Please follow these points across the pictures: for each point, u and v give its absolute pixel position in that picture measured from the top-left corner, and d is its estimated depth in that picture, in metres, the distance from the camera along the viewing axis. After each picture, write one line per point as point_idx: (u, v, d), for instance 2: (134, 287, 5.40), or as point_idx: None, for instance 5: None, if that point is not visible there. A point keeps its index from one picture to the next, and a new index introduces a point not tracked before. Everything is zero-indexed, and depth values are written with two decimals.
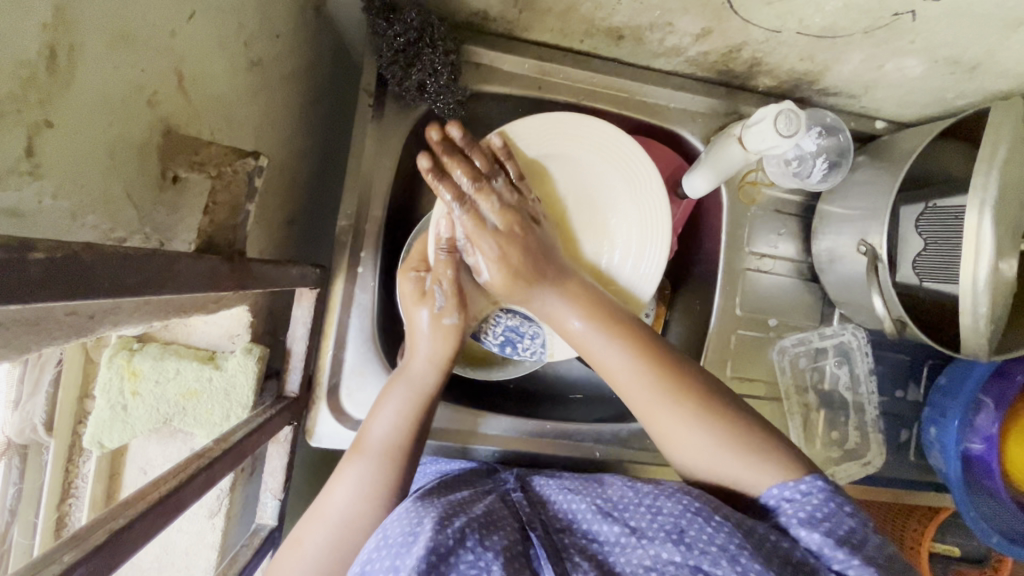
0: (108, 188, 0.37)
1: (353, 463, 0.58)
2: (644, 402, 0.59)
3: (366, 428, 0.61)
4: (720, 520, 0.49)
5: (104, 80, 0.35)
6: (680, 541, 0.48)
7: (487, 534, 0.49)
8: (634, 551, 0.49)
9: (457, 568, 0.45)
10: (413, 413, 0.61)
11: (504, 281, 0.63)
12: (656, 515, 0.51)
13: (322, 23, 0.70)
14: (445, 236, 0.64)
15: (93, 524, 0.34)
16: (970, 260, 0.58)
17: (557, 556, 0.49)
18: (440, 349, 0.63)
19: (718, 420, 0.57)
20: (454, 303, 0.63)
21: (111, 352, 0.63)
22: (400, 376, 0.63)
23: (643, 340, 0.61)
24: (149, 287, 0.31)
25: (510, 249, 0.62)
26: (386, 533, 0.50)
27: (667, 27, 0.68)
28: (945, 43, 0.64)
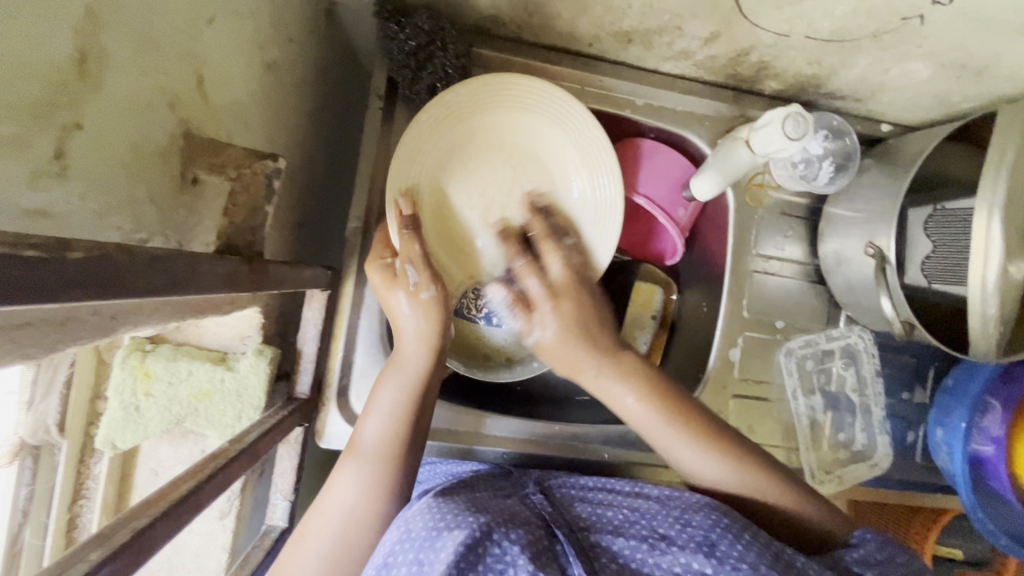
0: (132, 190, 0.37)
1: (348, 464, 0.58)
2: (662, 437, 0.61)
3: (358, 429, 0.61)
4: (750, 539, 0.51)
5: (130, 84, 0.35)
6: (711, 553, 0.50)
7: (512, 529, 0.50)
8: (663, 555, 0.50)
9: (486, 560, 0.46)
10: (407, 402, 0.61)
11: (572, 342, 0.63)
12: (686, 526, 0.53)
13: (333, 27, 0.71)
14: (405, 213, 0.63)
15: (117, 523, 0.35)
16: (979, 262, 0.58)
17: (586, 556, 0.50)
18: (425, 326, 0.63)
19: (715, 440, 0.61)
20: (429, 276, 0.63)
21: (124, 353, 0.63)
22: (392, 364, 0.63)
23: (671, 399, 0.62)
24: (176, 287, 0.31)
25: (568, 309, 0.63)
26: (409, 527, 0.50)
27: (676, 31, 0.69)
28: (952, 48, 0.64)
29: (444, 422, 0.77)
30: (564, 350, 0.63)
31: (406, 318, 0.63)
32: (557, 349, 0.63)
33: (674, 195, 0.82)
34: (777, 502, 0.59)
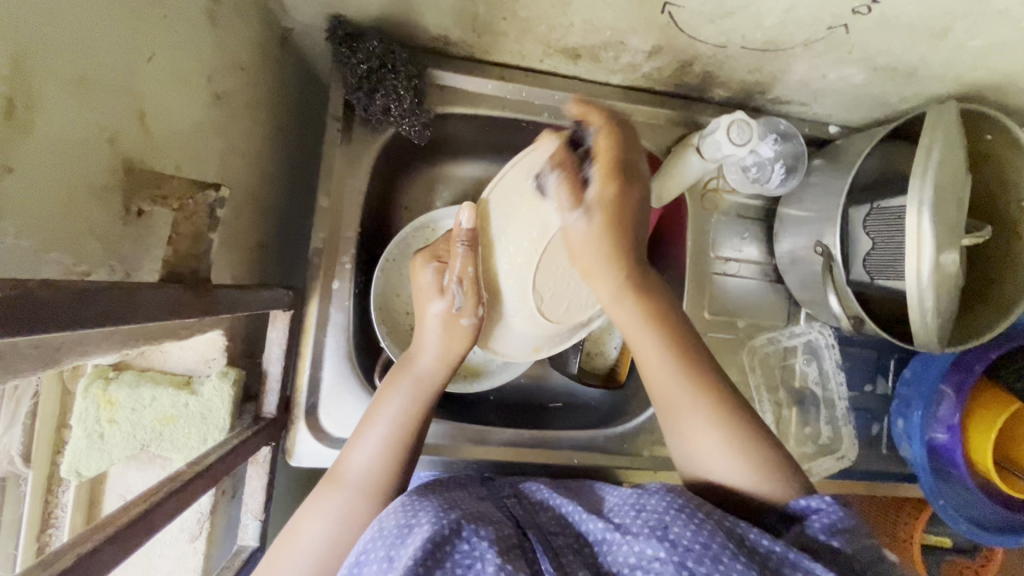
0: (71, 225, 0.39)
1: (331, 495, 0.58)
2: (660, 376, 0.64)
3: (344, 460, 0.61)
4: (702, 518, 0.50)
5: (62, 125, 0.37)
6: (663, 537, 0.49)
7: (482, 526, 0.51)
8: (620, 548, 0.50)
9: (453, 556, 0.47)
10: (417, 408, 0.63)
11: (600, 222, 0.59)
12: (642, 513, 0.53)
13: (288, 52, 0.73)
14: (465, 228, 0.60)
15: (63, 548, 0.35)
16: (912, 257, 0.61)
17: (554, 555, 0.51)
18: (449, 344, 0.64)
19: (725, 410, 0.61)
20: (472, 302, 0.62)
21: (87, 381, 0.64)
22: (404, 372, 0.65)
23: (693, 366, 0.63)
24: (109, 320, 0.33)
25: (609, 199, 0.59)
26: (383, 525, 0.52)
27: (620, 45, 0.71)
28: (881, 53, 0.67)
29: None
30: (587, 250, 0.60)
31: (433, 329, 0.65)
32: (580, 249, 0.60)
33: None
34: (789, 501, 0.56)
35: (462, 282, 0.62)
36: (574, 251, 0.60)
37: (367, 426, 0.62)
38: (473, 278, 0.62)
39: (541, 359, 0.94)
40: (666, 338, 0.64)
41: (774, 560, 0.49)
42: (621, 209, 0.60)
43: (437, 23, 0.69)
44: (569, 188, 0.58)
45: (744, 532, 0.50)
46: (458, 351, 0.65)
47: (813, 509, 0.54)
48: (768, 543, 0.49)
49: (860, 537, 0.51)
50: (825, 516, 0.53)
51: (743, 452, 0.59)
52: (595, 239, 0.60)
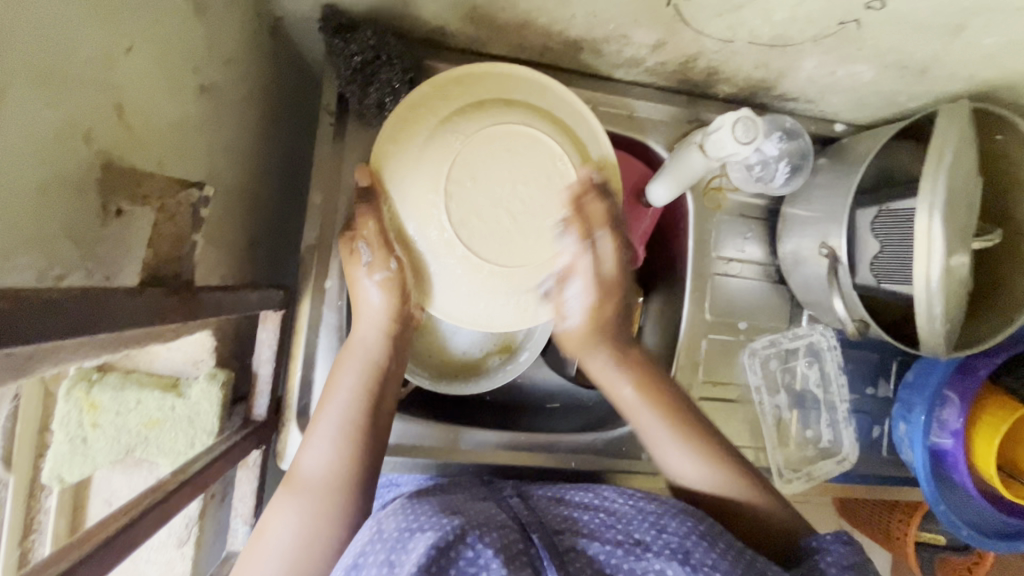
0: (42, 225, 0.36)
1: (291, 497, 0.57)
2: (642, 422, 0.67)
3: (298, 460, 0.59)
4: (724, 547, 0.51)
5: (32, 120, 0.35)
6: (685, 561, 0.49)
7: (487, 532, 0.49)
8: (637, 561, 0.50)
9: (458, 563, 0.46)
10: (366, 385, 0.62)
11: (585, 331, 0.67)
12: (662, 533, 0.52)
13: (280, 43, 0.70)
14: (361, 185, 0.59)
15: (35, 570, 0.33)
16: (922, 261, 0.59)
17: (560, 561, 0.49)
18: (384, 306, 0.63)
19: (680, 420, 0.66)
20: (382, 253, 0.61)
21: (70, 384, 0.62)
22: (349, 348, 0.64)
23: (678, 416, 0.66)
24: (80, 331, 0.31)
25: (607, 310, 0.67)
26: (380, 528, 0.51)
27: (623, 39, 0.69)
28: (892, 50, 0.65)
29: (411, 438, 0.77)
30: (590, 343, 0.67)
31: (368, 301, 0.64)
32: (584, 338, 0.67)
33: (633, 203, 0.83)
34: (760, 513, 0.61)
35: (372, 241, 0.61)
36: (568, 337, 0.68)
37: (319, 418, 0.61)
38: (379, 232, 0.60)
39: (538, 359, 0.93)
40: (653, 393, 0.67)
41: None
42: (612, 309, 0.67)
43: (434, 14, 0.66)
44: (592, 281, 0.64)
45: (760, 564, 0.51)
46: (396, 317, 0.64)
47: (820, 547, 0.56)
48: None
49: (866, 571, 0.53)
50: (831, 553, 0.54)
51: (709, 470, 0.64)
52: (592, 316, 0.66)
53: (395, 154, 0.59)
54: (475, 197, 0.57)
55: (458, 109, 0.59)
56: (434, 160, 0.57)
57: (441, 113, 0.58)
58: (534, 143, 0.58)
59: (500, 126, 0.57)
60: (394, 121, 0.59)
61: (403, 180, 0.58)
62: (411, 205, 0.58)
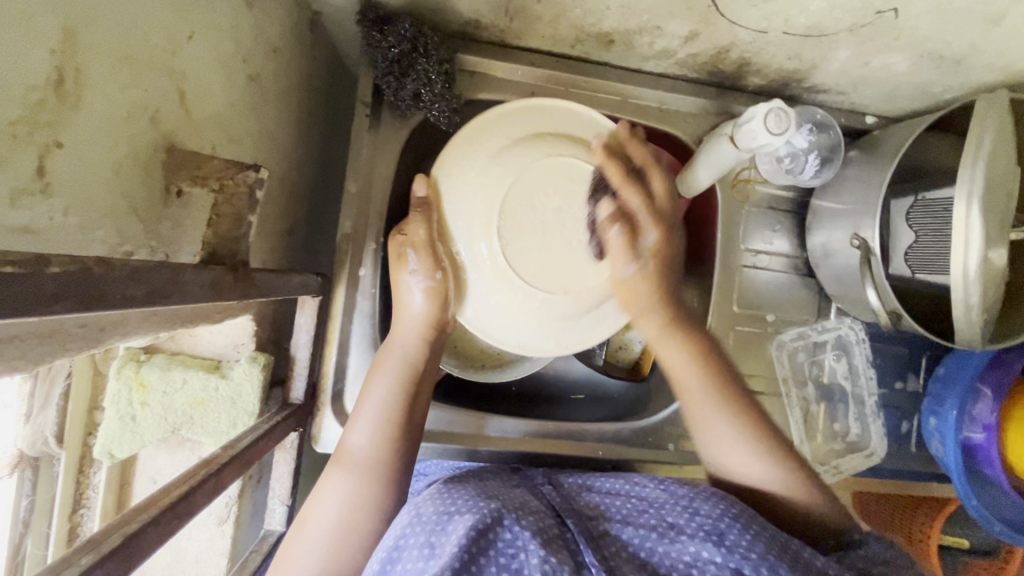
0: (113, 202, 0.38)
1: (337, 475, 0.59)
2: (698, 413, 0.64)
3: (345, 438, 0.62)
4: (758, 530, 0.50)
5: (108, 102, 0.36)
6: (720, 543, 0.49)
7: (522, 517, 0.50)
8: (672, 544, 0.50)
9: (496, 545, 0.46)
10: (401, 387, 0.63)
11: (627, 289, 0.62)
12: (695, 515, 0.52)
13: (318, 36, 0.72)
14: (416, 196, 0.62)
15: (108, 529, 0.35)
16: (960, 250, 0.59)
17: (595, 544, 0.50)
18: (424, 313, 0.63)
19: (743, 414, 0.63)
20: (430, 265, 0.62)
21: (121, 363, 0.64)
22: (388, 349, 0.65)
23: (740, 409, 0.64)
24: (156, 299, 0.32)
25: (654, 258, 0.63)
26: (419, 511, 0.52)
27: (656, 30, 0.69)
28: (929, 40, 0.65)
29: (442, 424, 0.78)
30: (639, 294, 0.63)
31: (411, 305, 0.64)
32: (632, 292, 0.63)
33: None
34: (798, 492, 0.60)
35: (422, 248, 0.61)
36: (625, 300, 0.64)
37: (362, 404, 0.63)
38: (426, 242, 0.61)
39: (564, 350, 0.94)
40: (718, 378, 0.65)
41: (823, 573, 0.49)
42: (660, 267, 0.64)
43: (470, 7, 0.67)
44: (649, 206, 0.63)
45: (804, 554, 0.50)
46: (436, 324, 0.64)
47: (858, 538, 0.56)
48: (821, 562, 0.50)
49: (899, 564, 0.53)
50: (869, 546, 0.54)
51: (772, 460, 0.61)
52: (643, 282, 0.63)
53: (455, 173, 0.61)
54: (523, 218, 0.56)
55: (519, 137, 0.60)
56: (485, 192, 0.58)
57: (511, 138, 0.60)
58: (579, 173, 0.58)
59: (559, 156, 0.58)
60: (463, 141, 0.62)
61: (456, 200, 0.60)
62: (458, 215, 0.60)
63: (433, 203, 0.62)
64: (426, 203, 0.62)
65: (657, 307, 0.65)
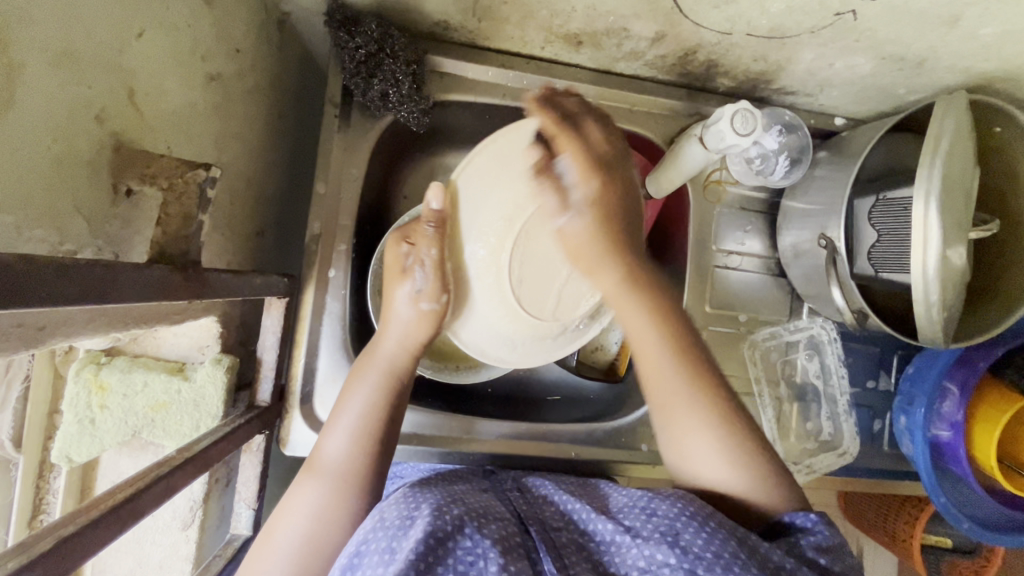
0: (55, 201, 0.38)
1: (308, 484, 0.58)
2: (662, 379, 0.61)
3: (320, 447, 0.61)
4: (715, 526, 0.50)
5: (45, 99, 0.36)
6: (675, 543, 0.48)
7: (484, 524, 0.50)
8: (629, 551, 0.50)
9: (455, 553, 0.46)
10: (382, 401, 0.62)
11: (583, 232, 0.59)
12: (651, 517, 0.52)
13: (286, 36, 0.72)
14: (432, 208, 0.62)
15: (44, 530, 0.34)
16: (918, 250, 0.59)
17: (557, 553, 0.50)
18: (416, 331, 0.64)
19: (708, 390, 0.60)
20: (436, 286, 0.63)
21: (80, 366, 0.64)
22: (370, 359, 0.64)
23: (706, 382, 0.61)
24: (89, 297, 0.32)
25: (602, 207, 0.59)
26: (383, 516, 0.51)
27: (623, 32, 0.70)
28: (889, 41, 0.66)
29: (414, 426, 0.78)
30: (587, 249, 0.60)
31: (400, 317, 0.64)
32: (580, 245, 0.60)
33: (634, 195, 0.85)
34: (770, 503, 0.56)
35: (430, 267, 0.62)
36: (568, 247, 0.60)
37: (337, 415, 0.62)
38: (437, 261, 0.62)
39: None
40: (681, 350, 0.61)
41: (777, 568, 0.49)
42: (607, 220, 0.59)
43: (436, 7, 0.67)
44: (583, 158, 0.58)
45: (756, 543, 0.50)
46: (423, 341, 0.64)
47: (801, 526, 0.54)
48: (777, 557, 0.50)
49: (843, 556, 0.52)
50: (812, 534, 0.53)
51: (725, 445, 0.59)
52: (591, 236, 0.59)
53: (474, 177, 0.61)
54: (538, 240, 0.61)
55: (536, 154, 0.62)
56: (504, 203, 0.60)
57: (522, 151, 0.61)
58: None
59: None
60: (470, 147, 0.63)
61: (473, 210, 0.61)
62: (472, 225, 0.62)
63: (447, 217, 0.62)
64: (440, 215, 0.62)
65: (614, 256, 0.60)
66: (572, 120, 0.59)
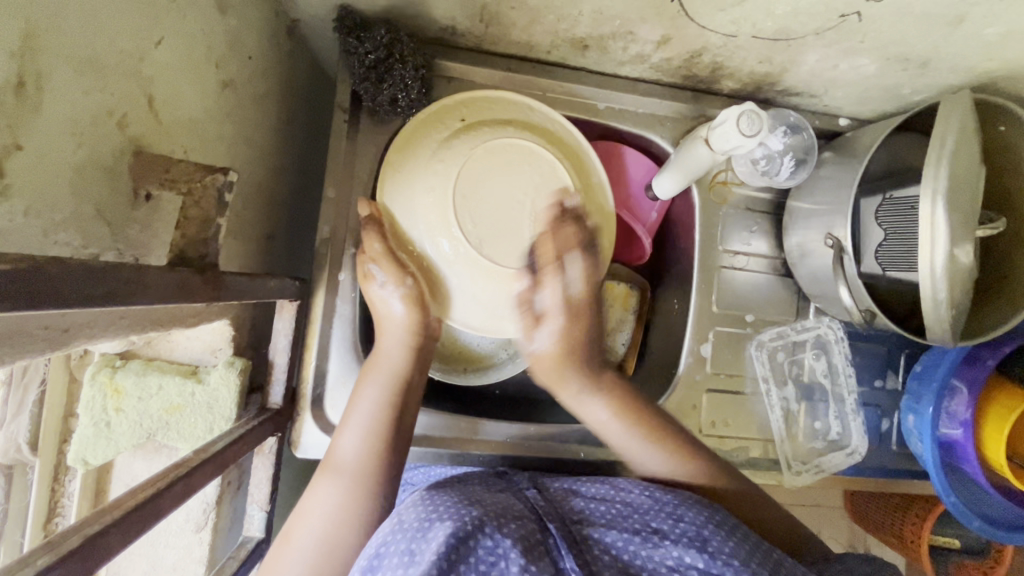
0: (79, 206, 0.38)
1: (325, 481, 0.60)
2: (622, 440, 0.68)
3: (334, 446, 0.63)
4: (740, 538, 0.52)
5: (70, 106, 0.37)
6: (703, 549, 0.50)
7: (504, 523, 0.50)
8: (658, 549, 0.50)
9: (477, 552, 0.46)
10: (389, 397, 0.64)
11: (558, 356, 0.66)
12: (679, 522, 0.53)
13: (296, 43, 0.73)
14: (364, 212, 0.65)
15: (71, 529, 0.35)
16: (926, 246, 0.60)
17: (577, 548, 0.50)
18: (405, 319, 0.66)
19: (673, 452, 0.67)
20: (398, 274, 0.65)
21: (95, 369, 0.64)
22: (375, 365, 0.66)
23: (674, 448, 0.67)
24: (116, 299, 0.33)
25: (576, 328, 0.67)
26: (403, 519, 0.51)
27: (628, 35, 0.71)
28: (893, 42, 0.66)
29: (425, 428, 0.78)
30: (562, 368, 0.67)
31: (389, 313, 0.66)
32: (555, 363, 0.67)
33: (640, 197, 0.85)
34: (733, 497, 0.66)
35: (387, 260, 0.65)
36: (541, 367, 0.67)
37: (348, 416, 0.64)
38: (391, 255, 0.65)
39: None
40: (644, 428, 0.68)
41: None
42: (584, 332, 0.67)
43: (445, 14, 0.68)
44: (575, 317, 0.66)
45: (778, 557, 0.52)
46: (417, 329, 0.67)
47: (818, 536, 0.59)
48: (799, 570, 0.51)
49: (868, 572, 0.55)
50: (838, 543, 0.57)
51: (650, 441, 0.67)
52: (564, 342, 0.66)
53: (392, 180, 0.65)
54: (476, 204, 0.61)
55: (454, 131, 0.63)
56: (426, 185, 0.62)
57: (437, 141, 0.63)
58: (529, 154, 0.63)
59: (500, 140, 0.62)
60: (397, 154, 0.65)
61: (404, 203, 0.64)
62: (413, 211, 0.63)
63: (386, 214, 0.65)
64: (376, 215, 0.65)
65: (576, 361, 0.67)
66: (584, 241, 0.64)
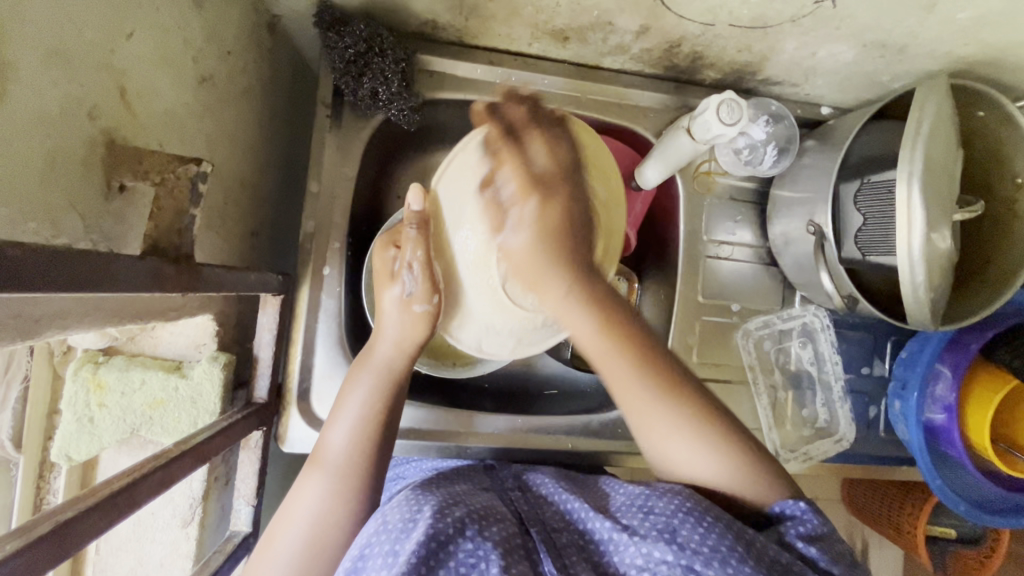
0: (49, 195, 0.39)
1: (311, 476, 0.59)
2: (624, 373, 0.59)
3: (323, 439, 0.61)
4: (711, 521, 0.50)
5: (38, 96, 0.37)
6: (672, 540, 0.49)
7: (486, 526, 0.51)
8: (627, 549, 0.50)
9: (456, 556, 0.47)
10: (379, 402, 0.61)
11: (527, 250, 0.56)
12: (649, 514, 0.52)
13: (277, 39, 0.73)
14: (414, 209, 0.58)
15: (44, 516, 0.35)
16: (903, 232, 0.60)
17: (557, 553, 0.51)
18: (407, 333, 0.62)
19: (698, 415, 0.59)
20: (426, 290, 0.60)
21: (77, 365, 0.64)
22: (364, 361, 0.63)
23: (700, 415, 0.59)
24: (83, 285, 0.33)
25: (551, 214, 0.56)
26: (386, 519, 0.52)
27: (608, 26, 0.71)
28: (870, 28, 0.67)
29: (412, 421, 0.79)
30: (534, 259, 0.56)
31: (394, 321, 0.62)
32: (527, 258, 0.56)
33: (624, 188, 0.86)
34: (746, 496, 0.58)
35: (420, 274, 0.59)
36: (517, 267, 0.57)
37: (337, 413, 0.62)
38: (425, 263, 0.59)
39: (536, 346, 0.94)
40: (657, 374, 0.59)
41: (773, 560, 0.49)
42: (565, 213, 0.56)
43: (424, 7, 0.69)
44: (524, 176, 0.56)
45: (751, 535, 0.51)
46: (420, 342, 0.62)
47: (791, 516, 0.55)
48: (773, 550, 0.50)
49: (834, 544, 0.54)
50: (802, 524, 0.54)
51: (699, 439, 0.59)
52: (534, 251, 0.56)
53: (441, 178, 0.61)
54: None
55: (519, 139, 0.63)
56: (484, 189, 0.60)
57: None
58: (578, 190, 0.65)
59: None
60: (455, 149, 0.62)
61: (459, 205, 0.58)
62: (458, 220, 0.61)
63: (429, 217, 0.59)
64: (421, 215, 0.59)
65: (564, 257, 0.56)
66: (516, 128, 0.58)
